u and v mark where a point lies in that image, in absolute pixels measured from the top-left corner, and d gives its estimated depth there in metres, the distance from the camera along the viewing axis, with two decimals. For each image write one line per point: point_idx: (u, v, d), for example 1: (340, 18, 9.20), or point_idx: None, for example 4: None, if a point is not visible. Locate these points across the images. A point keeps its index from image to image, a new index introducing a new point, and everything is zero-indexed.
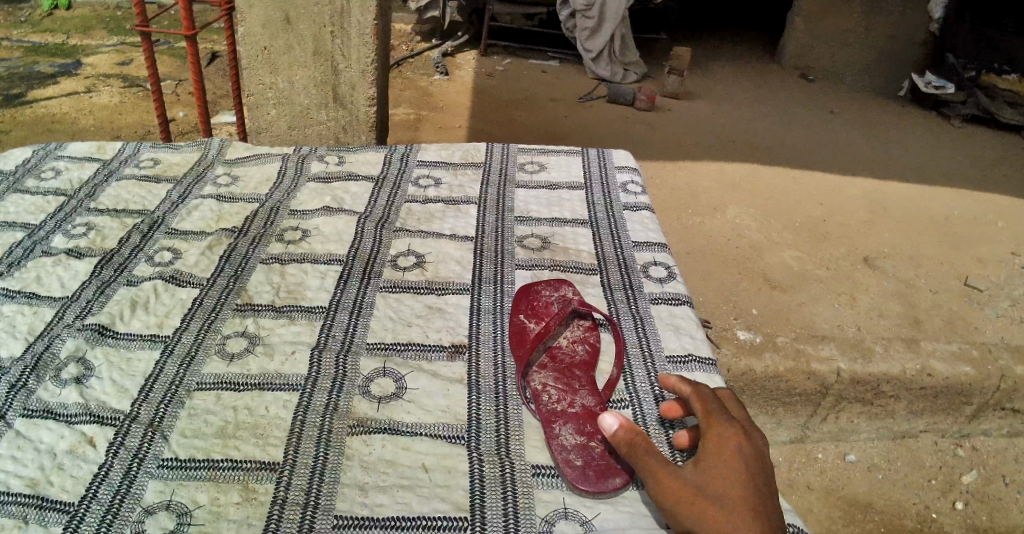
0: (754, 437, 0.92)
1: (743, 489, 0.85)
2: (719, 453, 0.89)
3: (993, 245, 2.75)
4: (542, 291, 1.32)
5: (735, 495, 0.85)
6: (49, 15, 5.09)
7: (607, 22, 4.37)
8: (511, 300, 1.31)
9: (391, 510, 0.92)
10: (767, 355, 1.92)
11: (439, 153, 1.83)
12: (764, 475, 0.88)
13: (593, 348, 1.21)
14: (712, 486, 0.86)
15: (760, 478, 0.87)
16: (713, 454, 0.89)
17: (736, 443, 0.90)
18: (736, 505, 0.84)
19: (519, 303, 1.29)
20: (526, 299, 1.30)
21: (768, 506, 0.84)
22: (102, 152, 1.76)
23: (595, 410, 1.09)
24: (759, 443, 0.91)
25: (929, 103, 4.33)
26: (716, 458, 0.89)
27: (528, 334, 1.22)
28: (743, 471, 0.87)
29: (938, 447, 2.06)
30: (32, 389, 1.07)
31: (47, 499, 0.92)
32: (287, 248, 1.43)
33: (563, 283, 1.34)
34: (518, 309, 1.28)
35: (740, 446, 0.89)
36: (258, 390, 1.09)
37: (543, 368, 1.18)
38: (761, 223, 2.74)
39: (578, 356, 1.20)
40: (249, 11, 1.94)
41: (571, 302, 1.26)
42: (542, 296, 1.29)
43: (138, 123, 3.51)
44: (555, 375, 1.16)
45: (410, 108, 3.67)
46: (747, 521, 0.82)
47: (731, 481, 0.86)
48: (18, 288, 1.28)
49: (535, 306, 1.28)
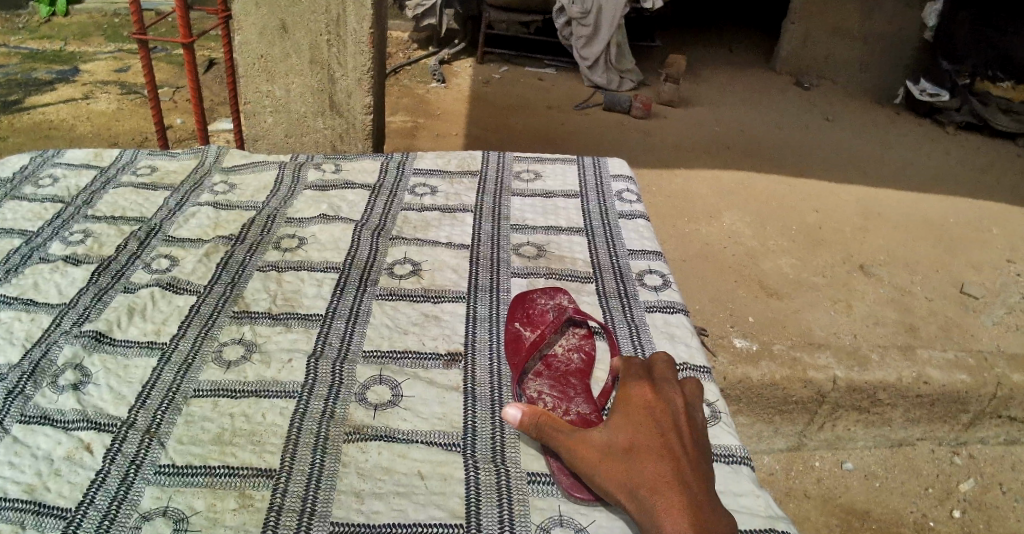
0: (664, 390, 1.02)
1: (655, 438, 0.94)
2: (636, 425, 0.97)
3: (987, 253, 2.76)
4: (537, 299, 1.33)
5: (647, 445, 0.94)
6: (47, 22, 5.10)
7: (603, 30, 4.40)
8: (506, 309, 1.31)
9: (387, 516, 0.92)
10: (763, 363, 1.93)
11: (435, 161, 1.84)
12: (676, 421, 0.97)
13: (588, 356, 1.22)
14: (624, 441, 0.95)
15: (671, 425, 0.96)
16: (629, 426, 0.97)
17: (651, 413, 0.98)
18: (646, 454, 0.92)
19: (514, 312, 1.29)
20: (521, 307, 1.30)
21: (678, 446, 0.93)
22: (100, 159, 1.77)
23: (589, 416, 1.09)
24: (670, 395, 1.01)
25: (923, 110, 4.36)
26: (631, 417, 0.98)
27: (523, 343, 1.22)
28: (654, 423, 0.96)
29: (933, 454, 2.07)
30: (29, 395, 1.07)
31: (43, 505, 0.92)
32: (284, 256, 1.44)
33: (557, 291, 1.35)
34: (513, 317, 1.28)
35: (653, 414, 0.98)
36: (255, 397, 1.09)
37: (537, 375, 1.18)
38: (757, 230, 2.75)
39: (574, 364, 1.20)
40: (247, 19, 1.95)
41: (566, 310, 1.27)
42: (537, 304, 1.30)
43: (136, 130, 3.51)
44: (550, 383, 1.16)
45: (408, 116, 3.68)
46: (659, 466, 0.91)
47: (644, 433, 0.95)
48: (15, 294, 1.29)
49: (530, 314, 1.29)
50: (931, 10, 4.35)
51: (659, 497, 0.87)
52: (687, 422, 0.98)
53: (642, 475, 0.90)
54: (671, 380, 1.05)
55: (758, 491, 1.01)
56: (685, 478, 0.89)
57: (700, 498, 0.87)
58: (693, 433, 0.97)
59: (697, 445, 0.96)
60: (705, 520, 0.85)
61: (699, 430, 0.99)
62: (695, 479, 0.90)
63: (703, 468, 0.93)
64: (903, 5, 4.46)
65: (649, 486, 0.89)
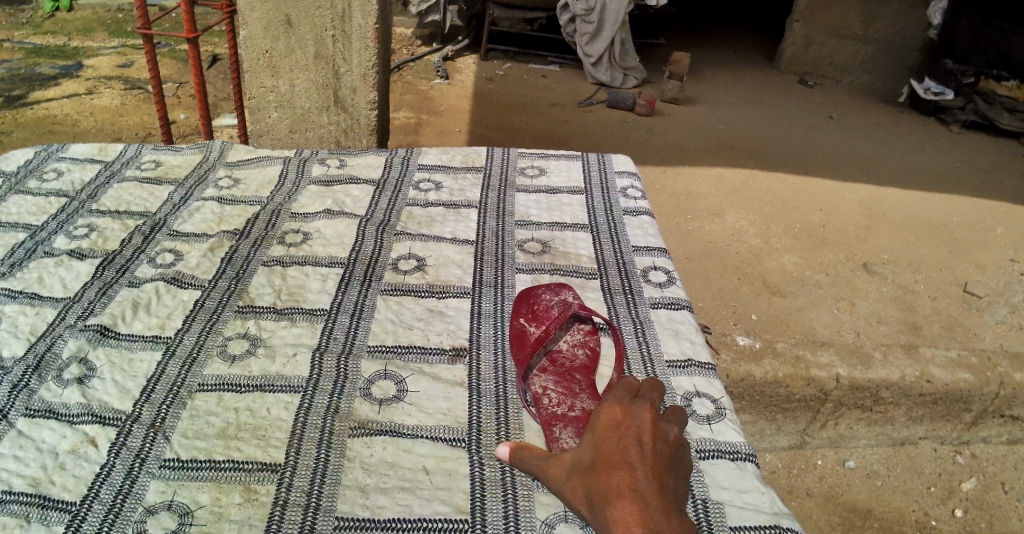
0: (633, 404, 1.00)
1: (617, 451, 0.93)
2: (604, 433, 0.96)
3: (991, 252, 2.76)
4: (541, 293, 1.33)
5: (610, 460, 0.92)
6: (51, 17, 5.10)
7: (607, 27, 4.39)
8: (510, 304, 1.31)
9: (391, 511, 0.93)
10: (766, 360, 1.93)
11: (439, 157, 1.83)
12: (640, 434, 0.95)
13: (592, 352, 1.23)
14: (588, 456, 0.94)
15: (634, 437, 0.94)
16: (600, 436, 0.96)
17: (621, 424, 0.96)
18: (606, 468, 0.91)
19: (519, 307, 1.30)
20: (526, 303, 1.30)
21: (640, 458, 0.91)
22: (104, 154, 1.77)
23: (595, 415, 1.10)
24: (639, 409, 0.99)
25: (927, 109, 4.33)
26: (596, 433, 0.97)
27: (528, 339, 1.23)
28: (617, 436, 0.95)
29: (936, 453, 2.06)
30: (34, 389, 1.08)
31: (48, 498, 0.92)
32: (288, 251, 1.44)
33: (562, 286, 1.35)
34: (518, 313, 1.29)
35: (622, 426, 0.96)
36: (259, 391, 1.09)
37: (542, 373, 1.18)
38: (760, 228, 2.75)
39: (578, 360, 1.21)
40: (251, 14, 1.95)
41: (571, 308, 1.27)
42: (542, 300, 1.30)
43: (139, 126, 3.51)
44: (555, 379, 1.17)
45: (411, 112, 3.68)
46: (617, 478, 0.89)
47: (606, 447, 0.94)
48: (20, 288, 1.29)
49: (535, 310, 1.29)
50: (936, 8, 4.33)
51: (613, 510, 0.86)
52: (652, 433, 0.95)
53: (600, 490, 0.89)
54: (644, 395, 1.03)
55: (763, 487, 1.01)
56: (642, 489, 0.87)
57: (655, 509, 0.85)
58: (659, 445, 0.94)
59: (664, 457, 0.93)
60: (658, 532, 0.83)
61: (668, 442, 0.96)
62: (654, 491, 0.88)
63: (666, 479, 0.91)
64: (907, 4, 4.45)
65: (606, 501, 0.88)
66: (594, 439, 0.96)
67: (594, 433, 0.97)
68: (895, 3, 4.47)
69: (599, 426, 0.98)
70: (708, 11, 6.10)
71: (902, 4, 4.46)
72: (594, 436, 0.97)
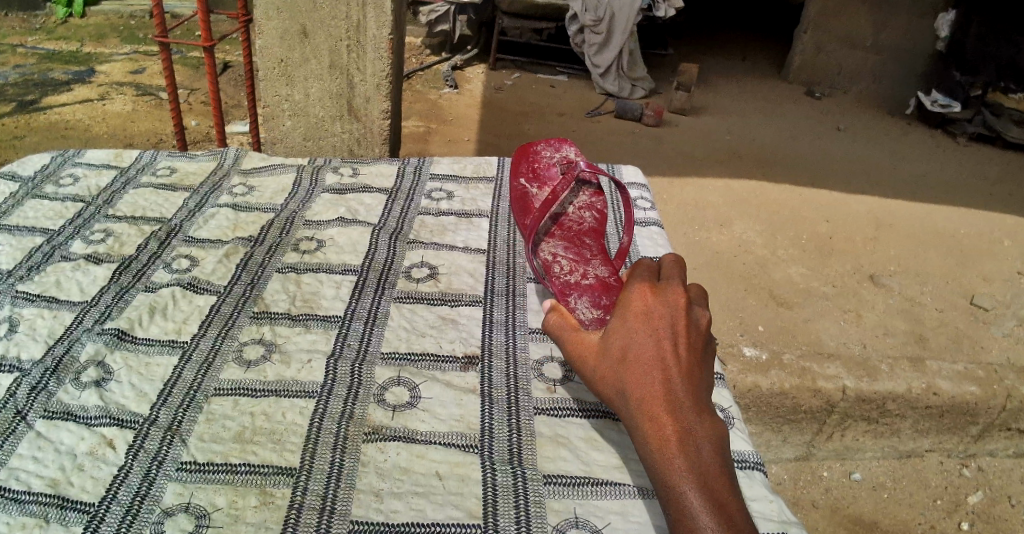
0: (663, 290, 1.01)
1: (650, 343, 0.95)
2: (637, 321, 0.99)
3: (999, 265, 2.76)
4: (541, 153, 1.73)
5: (641, 352, 0.95)
6: (65, 23, 5.17)
7: (616, 37, 4.42)
8: (515, 164, 1.72)
9: (405, 516, 0.94)
10: (773, 372, 1.94)
11: (452, 166, 1.86)
12: (672, 323, 0.97)
13: (596, 212, 1.61)
14: (621, 349, 0.98)
15: (666, 327, 0.96)
16: (633, 324, 0.99)
17: (654, 312, 0.98)
18: (638, 363, 0.94)
19: (522, 167, 1.70)
20: (528, 163, 1.71)
21: (671, 351, 0.94)
22: (120, 160, 1.80)
23: (601, 268, 1.44)
24: (669, 295, 1.00)
25: (935, 120, 4.37)
26: (627, 321, 1.00)
27: (532, 199, 1.62)
28: (648, 326, 0.97)
29: (942, 466, 2.07)
30: (52, 390, 1.10)
31: (68, 499, 0.94)
32: (303, 258, 1.46)
33: (563, 145, 1.75)
34: (521, 174, 1.69)
35: (655, 315, 0.98)
36: (274, 396, 1.11)
37: (552, 231, 1.56)
38: (767, 239, 2.76)
39: (584, 218, 1.60)
40: (267, 24, 1.98)
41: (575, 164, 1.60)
42: (543, 163, 1.70)
43: (151, 131, 3.56)
44: (562, 238, 1.53)
45: (421, 121, 3.72)
46: (650, 375, 0.92)
47: (638, 338, 0.97)
48: (38, 292, 1.31)
49: (536, 169, 1.69)
50: (944, 20, 4.33)
51: (645, 407, 0.90)
52: (684, 323, 0.97)
53: (633, 385, 0.93)
54: (674, 279, 1.04)
55: (771, 496, 1.02)
56: (672, 384, 0.91)
57: (686, 404, 0.89)
58: (690, 334, 0.96)
59: (695, 347, 0.96)
60: (688, 427, 0.87)
61: (700, 329, 0.97)
62: (684, 384, 0.91)
63: (697, 371, 0.94)
64: (915, 13, 4.45)
65: (638, 398, 0.91)
66: (628, 326, 0.99)
67: (628, 319, 1.00)
68: (903, 14, 4.48)
69: (633, 313, 1.00)
70: (715, 21, 6.13)
71: (910, 15, 4.47)
72: (628, 323, 0.99)
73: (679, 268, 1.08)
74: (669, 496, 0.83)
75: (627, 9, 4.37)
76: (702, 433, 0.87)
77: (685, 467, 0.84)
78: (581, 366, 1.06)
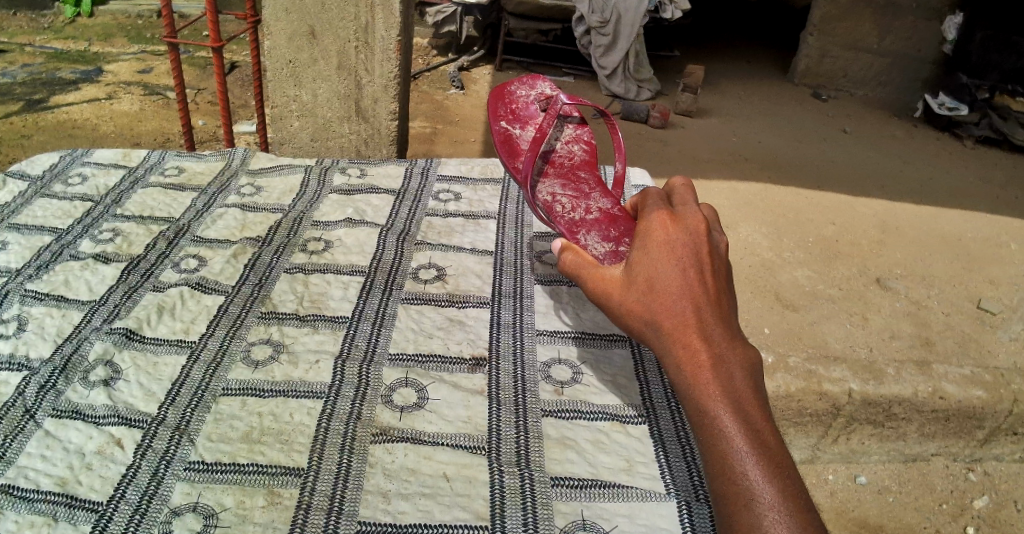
0: (685, 220, 1.02)
1: (677, 270, 0.96)
2: (662, 247, 0.99)
3: (1006, 268, 2.75)
4: (516, 94, 1.73)
5: (669, 279, 0.95)
6: (72, 22, 5.19)
7: (622, 39, 4.43)
8: (492, 106, 1.69)
9: (413, 517, 0.94)
10: (779, 374, 1.93)
11: (458, 168, 1.86)
12: (696, 250, 0.98)
13: (584, 144, 1.67)
14: (646, 277, 0.98)
15: (691, 256, 0.97)
16: (658, 250, 0.99)
17: (680, 240, 0.99)
18: (665, 292, 0.95)
19: (500, 109, 1.68)
20: (505, 105, 1.69)
21: (699, 280, 0.95)
22: (128, 159, 1.80)
23: (602, 201, 1.51)
24: (691, 225, 1.01)
25: (943, 124, 4.34)
26: (652, 247, 0.99)
27: (519, 140, 1.61)
28: (673, 252, 0.98)
29: (948, 470, 2.05)
30: (61, 389, 1.10)
31: (75, 498, 0.94)
32: (310, 258, 1.46)
33: (535, 82, 1.76)
34: (500, 117, 1.66)
35: (679, 242, 0.99)
36: (283, 397, 1.11)
37: (545, 171, 1.59)
38: (774, 242, 2.75)
39: (573, 153, 1.65)
40: (275, 25, 1.99)
41: (556, 98, 1.63)
42: (520, 102, 1.70)
43: (158, 130, 3.57)
44: (557, 176, 1.58)
45: (427, 122, 3.73)
46: (680, 303, 0.93)
47: (664, 265, 0.97)
48: (47, 291, 1.32)
49: (515, 109, 1.69)
50: (950, 23, 4.37)
51: (678, 336, 0.91)
52: (707, 252, 0.98)
53: (661, 314, 0.94)
54: (692, 210, 1.05)
55: None
56: (702, 313, 0.93)
57: (717, 333, 0.91)
58: (714, 262, 0.98)
59: (720, 276, 0.98)
60: (723, 356, 0.89)
61: (721, 259, 1.00)
62: (714, 312, 0.93)
63: (724, 299, 0.96)
64: (922, 17, 4.44)
65: (668, 327, 0.92)
66: (655, 253, 0.99)
67: (651, 246, 0.99)
68: (910, 17, 4.47)
69: (657, 241, 1.00)
70: (721, 24, 6.12)
71: (917, 18, 4.46)
72: (652, 249, 0.99)
73: (693, 197, 1.10)
74: (702, 421, 0.86)
75: (633, 11, 4.38)
76: (735, 360, 0.89)
77: (720, 393, 0.86)
78: (600, 299, 1.04)
